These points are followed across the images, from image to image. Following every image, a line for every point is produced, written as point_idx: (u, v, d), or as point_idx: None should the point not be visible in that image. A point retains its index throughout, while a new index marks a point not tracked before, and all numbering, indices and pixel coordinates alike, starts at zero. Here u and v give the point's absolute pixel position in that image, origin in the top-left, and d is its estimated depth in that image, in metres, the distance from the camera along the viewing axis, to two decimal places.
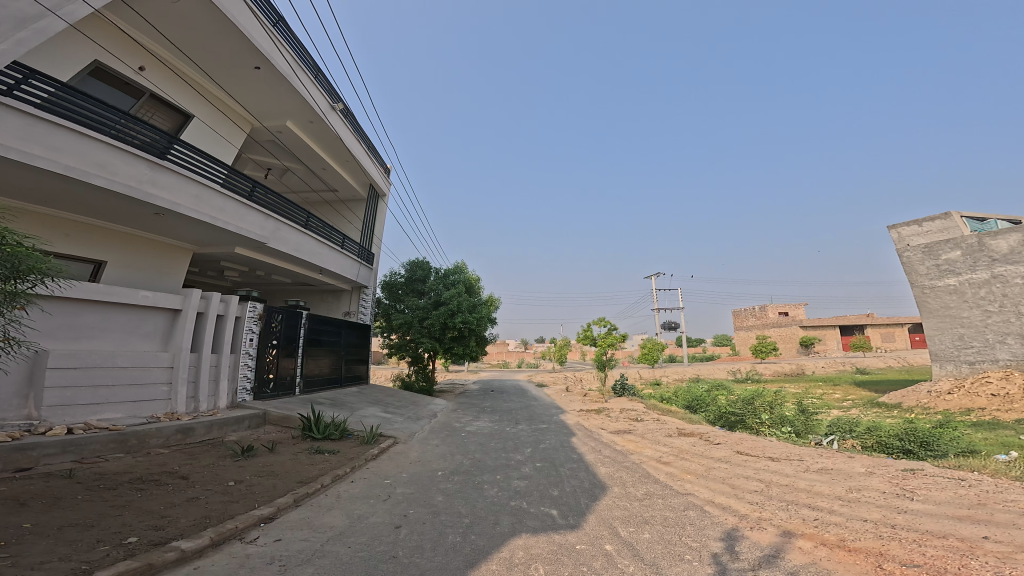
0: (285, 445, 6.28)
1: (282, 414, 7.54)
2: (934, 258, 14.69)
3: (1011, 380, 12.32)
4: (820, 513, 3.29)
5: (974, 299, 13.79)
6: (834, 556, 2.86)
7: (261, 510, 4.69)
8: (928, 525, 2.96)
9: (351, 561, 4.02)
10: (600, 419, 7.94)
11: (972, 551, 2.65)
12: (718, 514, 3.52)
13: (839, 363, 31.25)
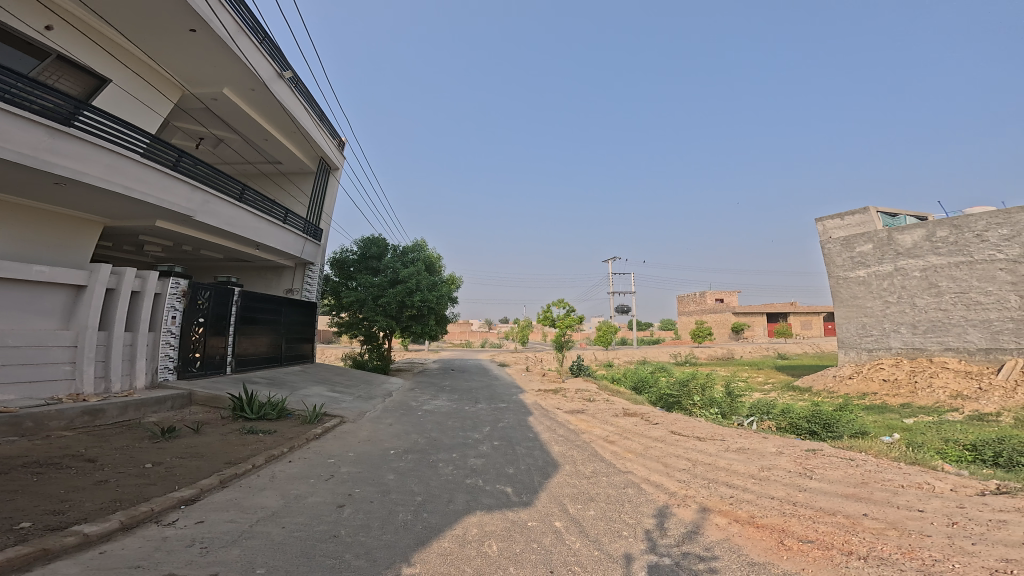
0: (213, 426, 5.90)
1: (211, 393, 7.05)
2: (850, 250, 16.35)
3: (899, 367, 14.15)
4: (736, 491, 3.65)
5: (878, 289, 15.47)
6: (745, 532, 3.29)
7: (182, 492, 4.41)
8: (822, 501, 3.36)
9: (286, 542, 3.94)
10: (554, 400, 8.20)
11: (854, 527, 3.07)
12: (655, 490, 3.85)
13: (764, 348, 34.25)
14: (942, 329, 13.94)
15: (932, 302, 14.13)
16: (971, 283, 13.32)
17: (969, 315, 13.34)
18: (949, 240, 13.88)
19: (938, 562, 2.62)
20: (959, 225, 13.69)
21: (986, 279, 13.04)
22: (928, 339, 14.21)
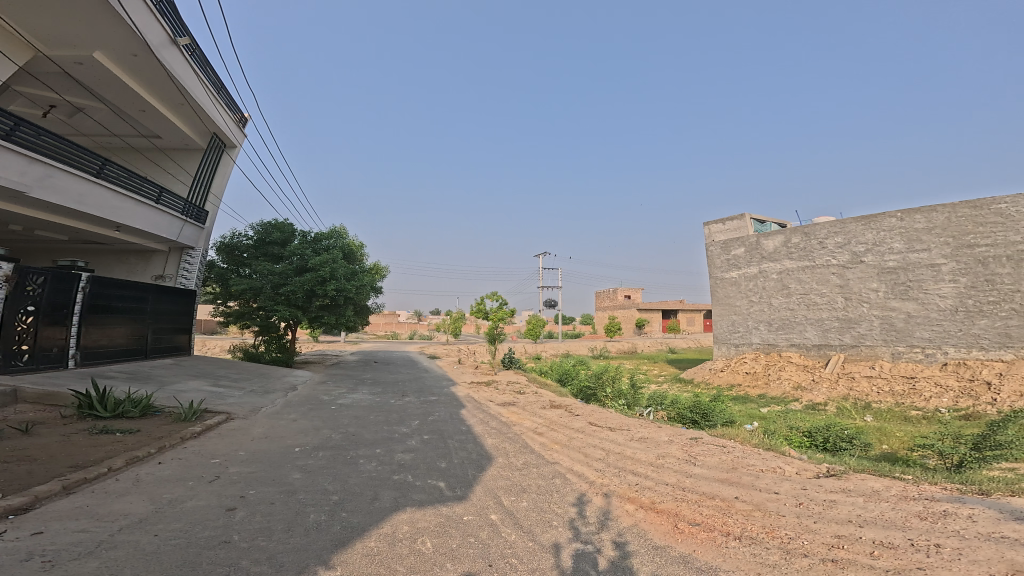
0: (50, 426, 4.93)
1: (45, 389, 5.86)
2: (728, 253, 18.42)
3: (758, 361, 16.45)
4: (640, 478, 4.29)
5: (746, 289, 17.61)
6: (649, 517, 3.80)
7: (8, 500, 3.59)
8: (702, 486, 4.13)
9: (162, 551, 3.46)
10: (481, 399, 8.42)
11: (729, 509, 3.79)
12: (573, 481, 4.32)
13: (662, 343, 37.44)
14: (788, 327, 16.25)
15: (785, 302, 16.35)
16: (813, 287, 15.50)
17: (809, 314, 15.63)
18: (798, 244, 16.04)
19: (794, 540, 3.37)
20: (808, 233, 15.78)
21: (822, 281, 15.23)
22: (779, 335, 16.56)
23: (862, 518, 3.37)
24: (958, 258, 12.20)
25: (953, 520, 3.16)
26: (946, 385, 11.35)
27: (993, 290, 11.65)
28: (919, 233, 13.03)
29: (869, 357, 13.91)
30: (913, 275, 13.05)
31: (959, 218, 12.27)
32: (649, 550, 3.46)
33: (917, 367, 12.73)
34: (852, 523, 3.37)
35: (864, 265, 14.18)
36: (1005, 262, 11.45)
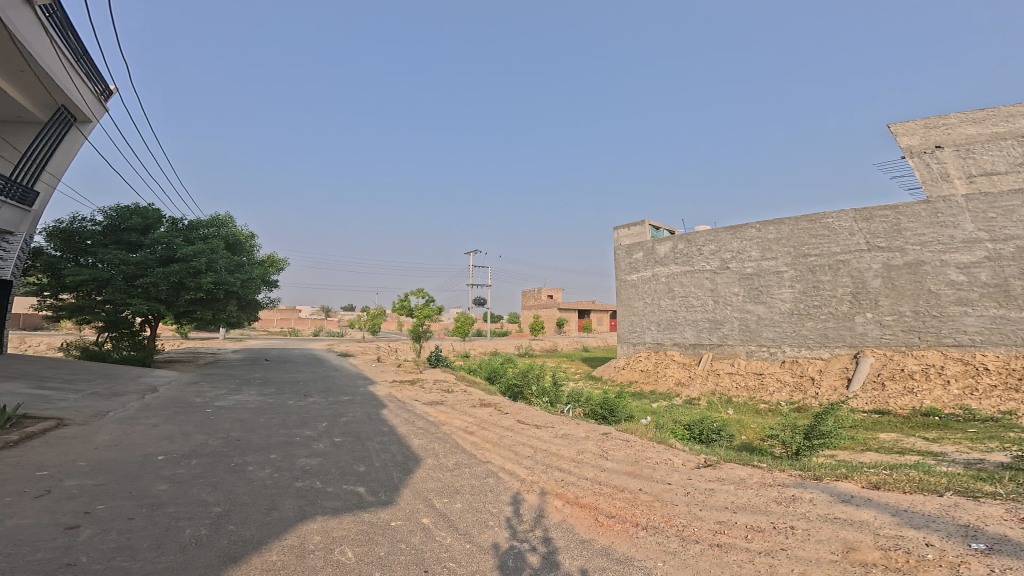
0: None
1: None
2: (630, 256, 21.08)
3: (649, 359, 19.18)
4: (564, 475, 5.17)
5: (642, 290, 20.34)
6: (574, 512, 4.51)
7: None
8: (611, 478, 5.11)
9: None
10: (404, 411, 8.60)
11: (635, 501, 4.69)
12: (509, 484, 5.10)
13: (576, 343, 41.45)
14: (672, 327, 19.07)
15: (670, 304, 19.17)
16: (692, 290, 18.37)
17: (688, 315, 18.50)
18: (682, 250, 18.87)
19: (687, 527, 4.27)
20: (690, 240, 18.64)
21: (698, 285, 18.16)
22: (665, 335, 19.33)
23: (734, 504, 4.58)
24: (794, 266, 15.40)
25: (795, 502, 4.61)
26: (783, 381, 14.51)
27: (816, 295, 14.86)
28: (771, 243, 16.13)
29: (728, 355, 16.93)
30: (763, 280, 16.15)
31: (794, 230, 15.59)
32: (575, 543, 4.01)
33: (763, 363, 15.74)
34: (728, 509, 4.50)
35: (728, 271, 17.26)
36: (826, 271, 14.68)
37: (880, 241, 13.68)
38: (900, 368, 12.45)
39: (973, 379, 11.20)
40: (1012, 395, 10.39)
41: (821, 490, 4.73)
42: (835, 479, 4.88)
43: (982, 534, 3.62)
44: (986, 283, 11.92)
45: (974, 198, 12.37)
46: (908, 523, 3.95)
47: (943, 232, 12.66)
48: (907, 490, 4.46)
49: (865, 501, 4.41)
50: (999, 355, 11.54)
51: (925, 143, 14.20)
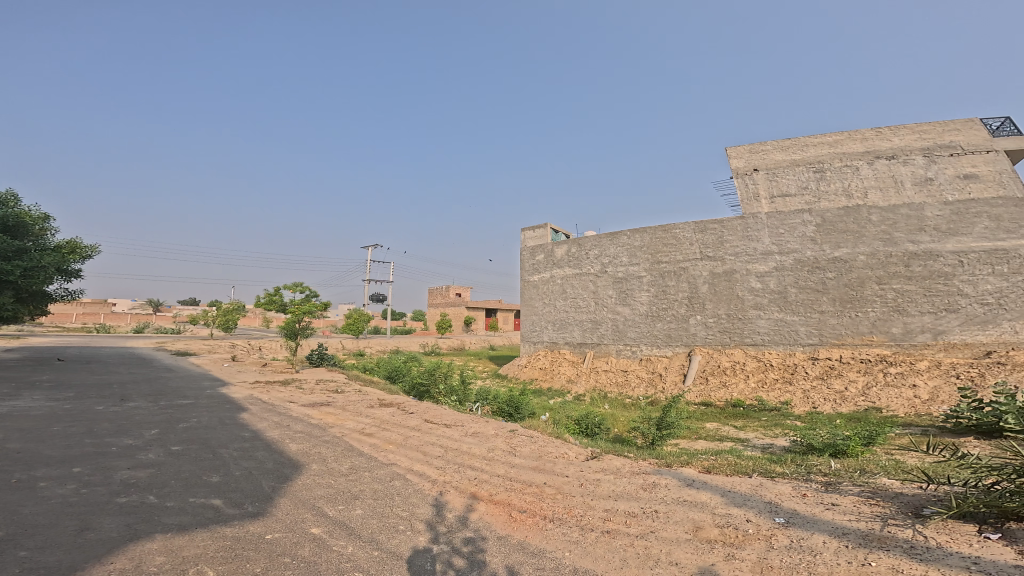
0: None
1: None
2: (533, 258, 22.31)
3: (548, 357, 20.72)
4: (478, 474, 6.34)
5: (544, 289, 21.60)
6: (488, 508, 5.28)
7: None
8: (523, 476, 6.40)
9: None
10: (283, 431, 8.42)
11: (541, 494, 5.76)
12: (425, 492, 5.65)
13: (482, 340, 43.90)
14: (565, 327, 20.71)
15: (563, 305, 20.81)
16: (580, 292, 20.16)
17: (577, 316, 20.28)
18: (574, 254, 20.59)
19: (582, 517, 5.14)
20: (581, 245, 20.29)
21: (585, 287, 19.96)
22: (559, 335, 20.93)
23: (615, 493, 5.78)
24: (651, 272, 17.93)
25: (654, 488, 5.84)
26: (642, 376, 17.12)
27: (666, 299, 17.47)
28: (635, 249, 18.53)
29: (604, 353, 19.09)
30: (628, 284, 18.50)
31: (652, 239, 18.13)
32: (496, 541, 4.51)
33: (627, 361, 18.16)
34: (609, 498, 5.65)
35: (606, 275, 19.27)
36: (673, 276, 17.36)
37: (711, 251, 16.71)
38: (723, 366, 15.65)
39: (764, 374, 14.74)
40: (784, 387, 14.06)
41: (672, 475, 6.13)
42: (680, 464, 6.49)
43: (782, 510, 4.96)
44: (772, 289, 15.47)
45: (774, 216, 15.74)
46: (735, 503, 5.23)
47: (750, 244, 16.02)
48: (729, 474, 6.05)
49: (703, 484, 5.83)
50: (781, 352, 15.12)
51: (744, 166, 17.39)
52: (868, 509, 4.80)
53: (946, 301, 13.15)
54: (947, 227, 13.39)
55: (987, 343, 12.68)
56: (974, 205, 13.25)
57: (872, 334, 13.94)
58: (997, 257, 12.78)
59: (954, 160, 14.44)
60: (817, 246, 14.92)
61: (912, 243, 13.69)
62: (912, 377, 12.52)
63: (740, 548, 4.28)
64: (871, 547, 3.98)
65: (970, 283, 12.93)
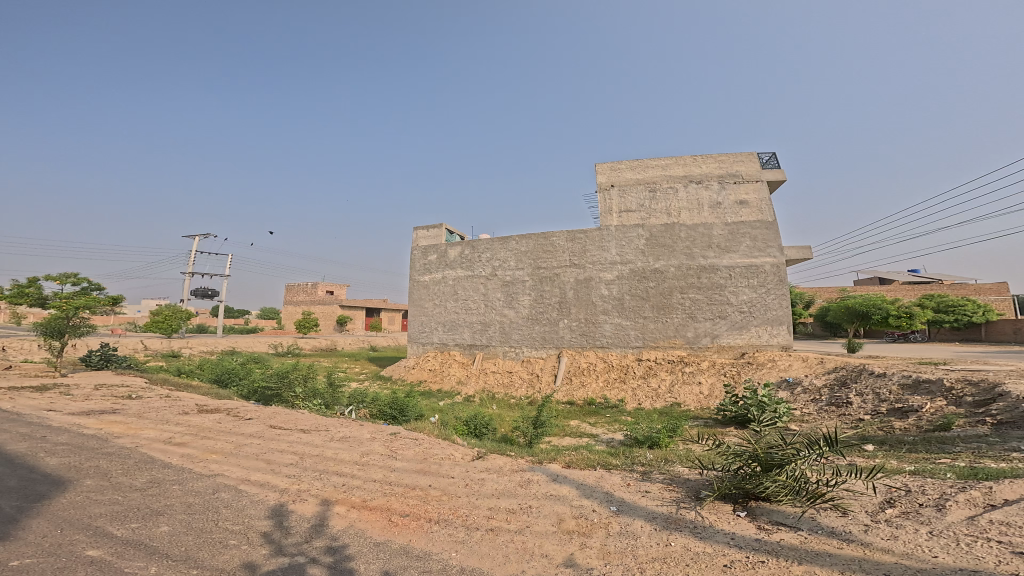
0: None
1: None
2: (424, 259, 21.47)
3: (437, 359, 20.08)
4: (345, 479, 6.20)
5: (433, 290, 20.87)
6: (362, 515, 5.10)
7: None
8: (406, 480, 6.28)
9: None
10: (34, 444, 7.17)
11: (428, 497, 5.73)
12: (267, 503, 5.34)
13: (362, 341, 42.10)
14: (454, 329, 20.24)
15: (453, 306, 20.33)
16: (470, 294, 19.89)
17: (467, 317, 19.98)
18: (466, 256, 20.25)
19: (468, 517, 5.21)
20: (477, 246, 20.05)
21: (474, 290, 19.79)
22: (449, 336, 20.36)
23: (497, 491, 5.92)
24: (533, 277, 18.61)
25: (533, 484, 6.13)
26: (525, 377, 17.56)
27: (544, 303, 18.30)
28: (523, 254, 19.02)
29: (492, 355, 19.12)
30: (514, 288, 18.92)
31: (535, 244, 18.82)
32: (371, 547, 4.37)
33: (511, 362, 18.54)
34: (497, 497, 5.76)
35: (494, 279, 19.45)
36: (548, 282, 18.31)
37: (576, 260, 17.96)
38: (583, 366, 16.91)
39: (607, 374, 16.35)
40: (619, 386, 15.67)
41: (542, 471, 6.42)
42: (549, 461, 6.81)
43: (614, 498, 5.50)
44: (613, 295, 17.17)
45: (621, 229, 17.41)
46: (586, 494, 5.65)
47: (605, 253, 17.51)
48: (584, 467, 6.46)
49: (564, 477, 6.17)
50: (618, 354, 16.86)
51: (604, 181, 18.20)
52: (666, 493, 5.56)
53: (717, 310, 15.88)
54: (725, 244, 16.14)
55: (742, 345, 15.54)
56: (745, 228, 16.08)
57: (675, 339, 16.23)
58: (753, 272, 15.67)
59: (738, 186, 16.67)
60: (645, 258, 16.90)
61: (702, 258, 16.23)
62: (697, 375, 14.77)
63: (590, 536, 4.69)
64: (672, 530, 4.65)
65: (734, 293, 15.74)
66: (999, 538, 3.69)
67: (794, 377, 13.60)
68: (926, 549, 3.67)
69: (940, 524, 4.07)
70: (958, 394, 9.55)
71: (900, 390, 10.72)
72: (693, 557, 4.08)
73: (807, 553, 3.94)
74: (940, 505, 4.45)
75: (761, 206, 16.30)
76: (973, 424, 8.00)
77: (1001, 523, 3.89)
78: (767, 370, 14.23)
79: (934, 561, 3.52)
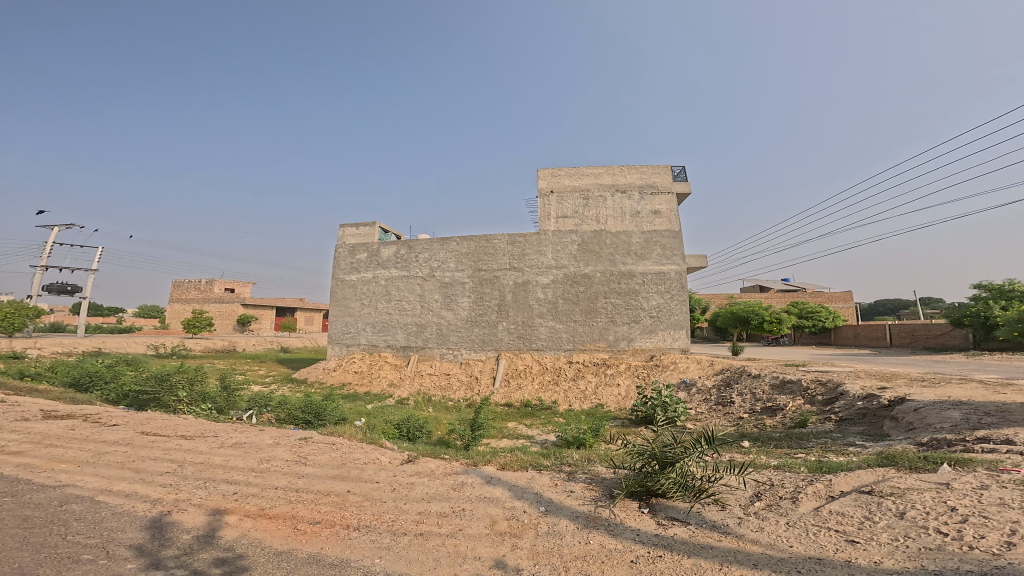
0: None
1: None
2: (352, 257, 20.53)
3: (365, 360, 19.37)
4: (237, 488, 5.94)
5: (361, 292, 20.11)
6: (257, 524, 4.98)
7: None
8: (319, 486, 6.09)
9: None
10: None
11: (343, 503, 5.61)
12: (138, 515, 5.07)
13: (270, 341, 39.15)
14: (387, 330, 19.49)
15: (386, 306, 19.61)
16: (406, 294, 19.36)
17: (401, 318, 19.36)
18: (402, 255, 19.67)
19: (394, 522, 5.11)
20: (412, 247, 19.60)
21: (411, 290, 19.29)
22: (380, 338, 19.62)
23: (429, 495, 5.84)
24: (473, 279, 18.49)
25: (466, 486, 6.14)
26: (464, 380, 17.39)
27: (483, 305, 18.26)
28: (463, 256, 18.84)
29: (428, 356, 18.68)
30: (455, 290, 18.67)
31: (476, 247, 18.71)
32: (271, 557, 4.29)
33: (450, 364, 18.22)
34: (426, 500, 5.70)
35: (433, 280, 19.02)
36: (488, 284, 18.25)
37: (514, 263, 18.10)
38: (520, 369, 17.09)
39: (541, 376, 16.67)
40: (553, 387, 16.12)
41: (476, 473, 6.44)
42: (484, 462, 6.88)
43: (543, 499, 5.50)
44: (548, 299, 17.56)
45: (557, 234, 17.88)
46: (517, 496, 5.67)
47: (544, 257, 17.83)
48: (517, 468, 6.56)
49: (499, 479, 6.22)
50: (552, 356, 17.24)
51: (544, 186, 18.41)
52: (588, 492, 5.53)
53: (631, 315, 16.85)
54: (640, 251, 17.21)
55: (651, 348, 16.61)
56: (658, 237, 17.24)
57: (600, 341, 16.98)
58: (661, 278, 16.84)
59: (654, 197, 17.73)
60: (577, 263, 17.50)
61: (622, 264, 17.17)
62: (616, 377, 15.71)
63: (520, 538, 4.71)
64: (592, 528, 4.67)
65: (647, 298, 16.81)
66: (836, 527, 4.04)
67: (691, 378, 14.90)
68: (785, 540, 3.92)
69: (794, 516, 4.34)
70: (812, 393, 10.90)
71: (769, 390, 12.03)
72: (607, 554, 4.17)
73: (694, 546, 4.09)
74: (795, 497, 4.76)
75: (671, 217, 17.45)
76: (822, 421, 9.26)
77: (838, 514, 4.26)
78: (670, 371, 15.49)
79: (790, 551, 3.74)
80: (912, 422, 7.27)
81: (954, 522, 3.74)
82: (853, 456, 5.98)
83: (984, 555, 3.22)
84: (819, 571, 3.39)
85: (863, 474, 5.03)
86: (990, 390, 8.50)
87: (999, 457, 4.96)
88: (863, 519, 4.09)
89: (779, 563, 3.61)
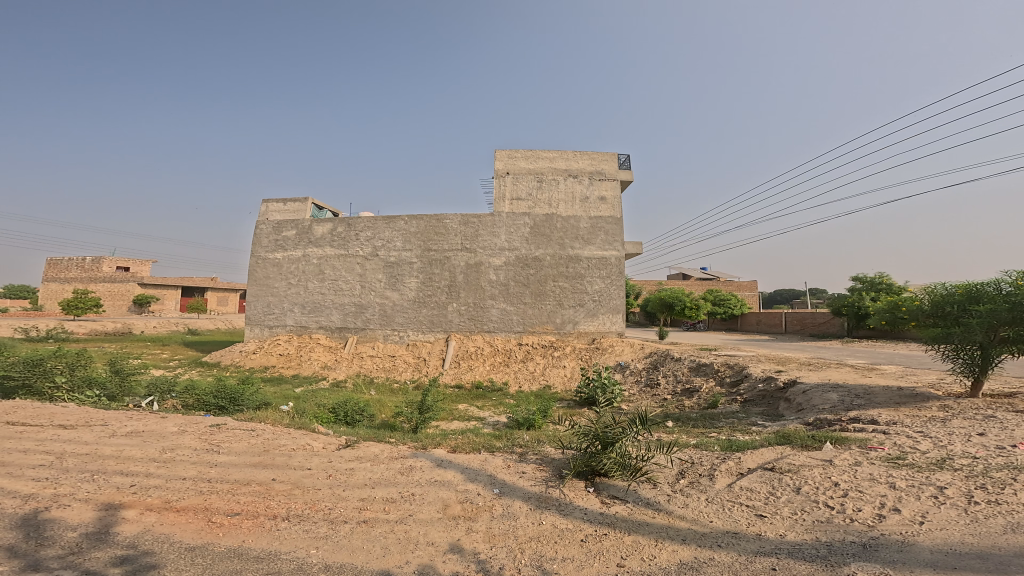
0: None
1: None
2: (277, 233, 19.32)
3: (290, 343, 18.20)
4: (133, 480, 5.29)
5: (286, 270, 18.99)
6: (163, 518, 4.54)
7: None
8: (236, 476, 5.65)
9: None
10: None
11: (266, 492, 5.29)
12: (6, 513, 4.41)
13: (174, 324, 34.81)
14: (318, 310, 18.58)
15: (318, 286, 18.62)
16: (342, 274, 18.45)
17: (335, 299, 18.47)
18: (340, 233, 18.67)
19: (331, 510, 4.96)
20: (351, 225, 18.65)
21: (349, 270, 18.41)
22: (309, 318, 18.66)
23: (371, 481, 5.72)
24: (421, 259, 17.95)
25: (413, 471, 6.07)
26: (410, 362, 16.89)
27: (431, 286, 17.82)
28: (411, 235, 18.18)
29: (369, 338, 18.04)
30: (399, 269, 18.05)
31: (425, 226, 18.13)
32: (183, 553, 4.00)
33: (394, 346, 17.74)
34: (367, 486, 5.57)
35: (375, 259, 18.26)
36: (438, 265, 17.82)
37: (467, 244, 17.77)
38: (470, 350, 17.00)
39: (493, 358, 16.75)
40: (503, 369, 16.25)
41: (425, 458, 6.41)
42: (434, 446, 6.89)
43: (497, 481, 5.65)
44: (499, 281, 17.54)
45: (511, 216, 17.79)
46: (470, 479, 5.77)
47: (491, 237, 17.71)
48: (469, 451, 6.63)
49: (450, 462, 6.27)
50: (503, 338, 17.36)
51: (499, 168, 18.38)
52: (538, 473, 5.79)
53: (576, 298, 17.33)
54: (586, 236, 17.63)
55: (593, 330, 17.26)
56: (602, 223, 17.72)
57: (547, 324, 17.35)
58: (603, 264, 17.41)
59: (602, 183, 18.17)
60: (528, 246, 17.59)
61: (570, 248, 17.52)
62: (562, 358, 16.22)
63: (475, 520, 4.77)
64: (544, 508, 4.86)
65: (590, 283, 17.35)
66: (747, 502, 4.24)
67: (625, 360, 15.84)
68: (706, 515, 4.18)
69: (711, 492, 4.57)
70: (722, 375, 12.22)
71: (688, 371, 13.25)
72: (560, 534, 4.35)
73: (633, 522, 4.35)
74: (711, 474, 4.97)
75: (616, 204, 18.00)
76: (729, 401, 10.52)
77: (746, 489, 4.44)
78: (607, 354, 16.26)
79: (711, 526, 4.02)
80: (801, 404, 8.45)
81: (840, 496, 3.93)
82: (756, 436, 6.25)
83: (864, 530, 3.43)
84: (734, 546, 3.67)
85: (765, 451, 5.24)
86: (861, 373, 10.19)
87: (874, 435, 5.30)
88: (768, 494, 4.28)
89: (703, 537, 3.88)
